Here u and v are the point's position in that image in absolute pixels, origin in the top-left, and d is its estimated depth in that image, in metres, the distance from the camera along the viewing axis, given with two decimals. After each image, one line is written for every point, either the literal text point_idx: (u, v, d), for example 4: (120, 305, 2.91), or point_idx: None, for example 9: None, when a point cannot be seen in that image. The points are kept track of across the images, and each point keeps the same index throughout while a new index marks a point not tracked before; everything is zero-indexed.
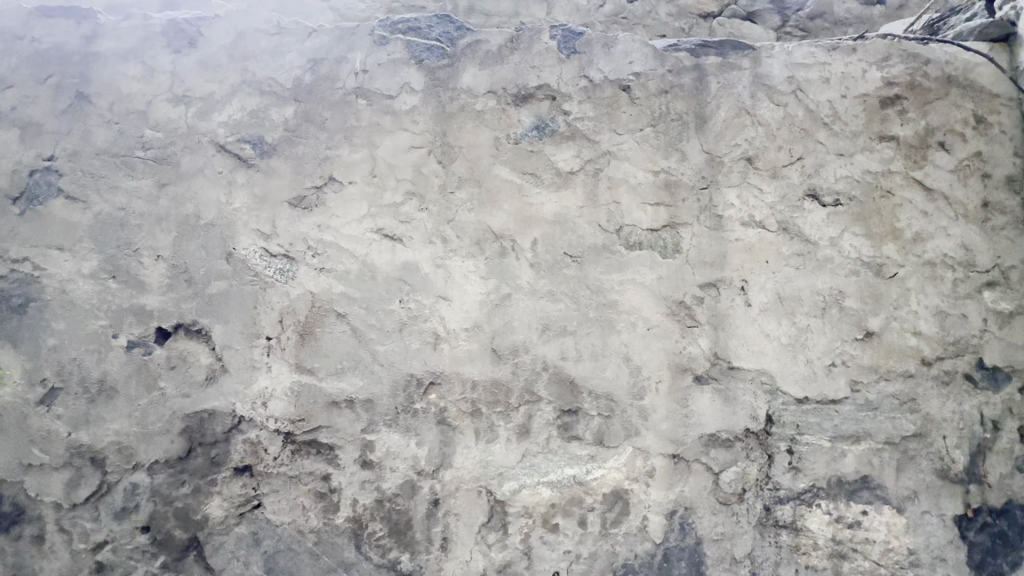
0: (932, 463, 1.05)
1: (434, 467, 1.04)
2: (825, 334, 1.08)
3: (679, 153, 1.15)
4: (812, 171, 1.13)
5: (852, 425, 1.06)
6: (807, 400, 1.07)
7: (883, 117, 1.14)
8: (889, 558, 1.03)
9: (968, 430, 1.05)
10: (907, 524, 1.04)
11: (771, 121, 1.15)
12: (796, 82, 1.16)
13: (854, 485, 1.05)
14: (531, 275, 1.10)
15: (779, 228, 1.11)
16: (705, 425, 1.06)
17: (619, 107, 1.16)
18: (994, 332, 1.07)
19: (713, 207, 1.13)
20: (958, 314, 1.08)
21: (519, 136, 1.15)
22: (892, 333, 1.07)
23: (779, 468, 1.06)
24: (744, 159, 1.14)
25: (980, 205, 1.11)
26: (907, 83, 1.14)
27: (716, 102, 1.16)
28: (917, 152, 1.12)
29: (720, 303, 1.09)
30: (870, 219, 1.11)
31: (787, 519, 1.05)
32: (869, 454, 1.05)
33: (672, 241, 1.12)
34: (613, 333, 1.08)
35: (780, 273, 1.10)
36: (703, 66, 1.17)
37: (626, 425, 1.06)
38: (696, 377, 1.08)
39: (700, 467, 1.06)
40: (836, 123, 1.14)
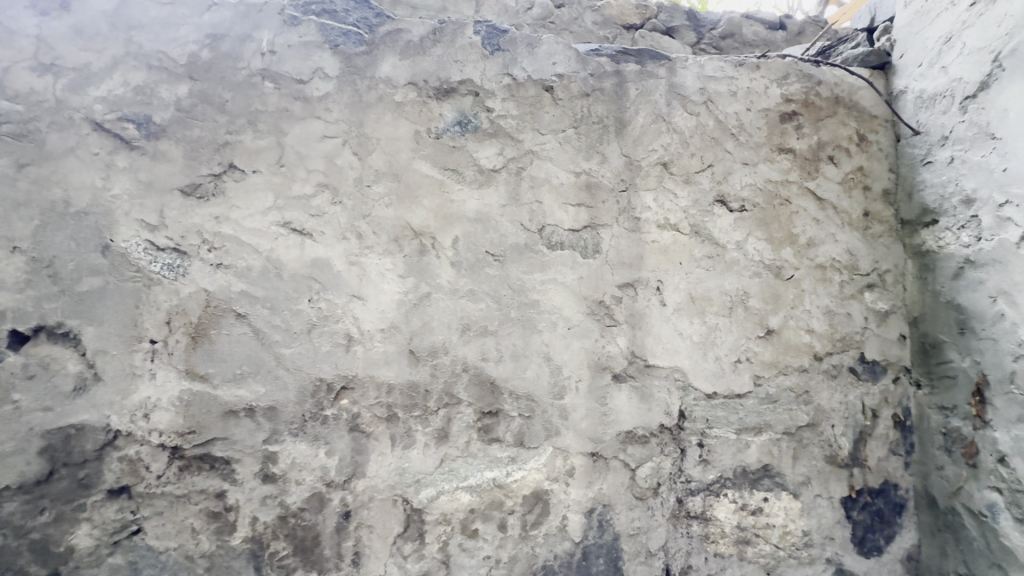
0: (823, 451, 1.14)
1: (346, 477, 0.97)
2: (731, 332, 1.14)
3: (599, 155, 1.17)
4: (721, 178, 1.19)
5: (755, 417, 1.13)
6: (716, 395, 1.12)
7: (782, 130, 1.23)
8: (786, 541, 1.11)
9: (852, 418, 1.15)
10: (802, 507, 1.12)
11: (684, 129, 1.20)
12: (707, 94, 1.22)
13: (756, 474, 1.12)
14: (452, 273, 1.06)
15: (691, 231, 1.17)
16: (622, 423, 1.08)
17: (542, 107, 1.16)
18: (872, 329, 1.18)
19: (631, 210, 1.16)
20: (844, 313, 1.18)
21: (440, 131, 1.12)
22: (789, 331, 1.16)
23: (690, 461, 1.10)
24: (660, 164, 1.18)
25: (861, 214, 1.22)
26: (803, 101, 1.24)
27: (635, 108, 1.20)
28: (810, 164, 1.22)
29: (637, 303, 1.12)
30: (771, 224, 1.19)
31: (697, 510, 1.10)
32: (769, 444, 1.12)
33: (592, 242, 1.13)
34: (534, 333, 1.07)
35: (692, 274, 1.15)
36: (623, 72, 1.20)
37: (546, 424, 1.06)
38: (614, 375, 1.10)
39: (618, 464, 1.08)
40: (742, 134, 1.21)
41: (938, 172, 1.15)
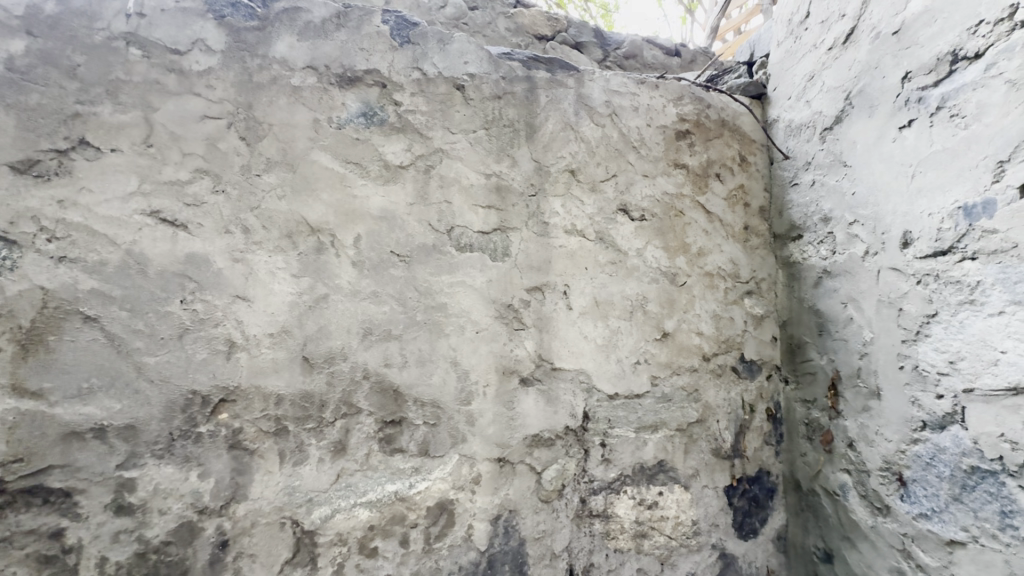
0: (710, 444, 1.23)
1: (224, 500, 0.86)
2: (632, 335, 1.19)
3: (510, 158, 1.17)
4: (624, 188, 1.25)
5: (652, 415, 1.19)
6: (617, 395, 1.17)
7: (678, 146, 1.32)
8: (678, 531, 1.18)
9: (733, 413, 1.26)
10: (692, 498, 1.20)
11: (591, 138, 1.24)
12: (612, 107, 1.27)
13: (652, 470, 1.18)
14: (353, 274, 0.99)
15: (597, 237, 1.21)
16: (529, 427, 1.08)
17: (453, 106, 1.13)
18: (750, 332, 1.31)
19: (540, 214, 1.17)
20: (727, 317, 1.29)
21: (343, 121, 1.04)
22: (682, 333, 1.24)
23: (593, 461, 1.13)
24: (568, 171, 1.21)
25: (742, 227, 1.35)
26: (695, 121, 1.34)
27: (545, 115, 1.21)
28: (701, 180, 1.32)
29: (545, 307, 1.13)
30: (667, 234, 1.27)
31: (599, 509, 1.13)
32: (664, 440, 1.19)
33: (502, 245, 1.13)
34: (440, 337, 1.04)
35: (597, 279, 1.19)
36: (534, 79, 1.22)
37: (452, 432, 1.02)
38: (522, 379, 1.09)
39: (524, 468, 1.07)
40: (643, 147, 1.28)
41: (803, 193, 1.29)
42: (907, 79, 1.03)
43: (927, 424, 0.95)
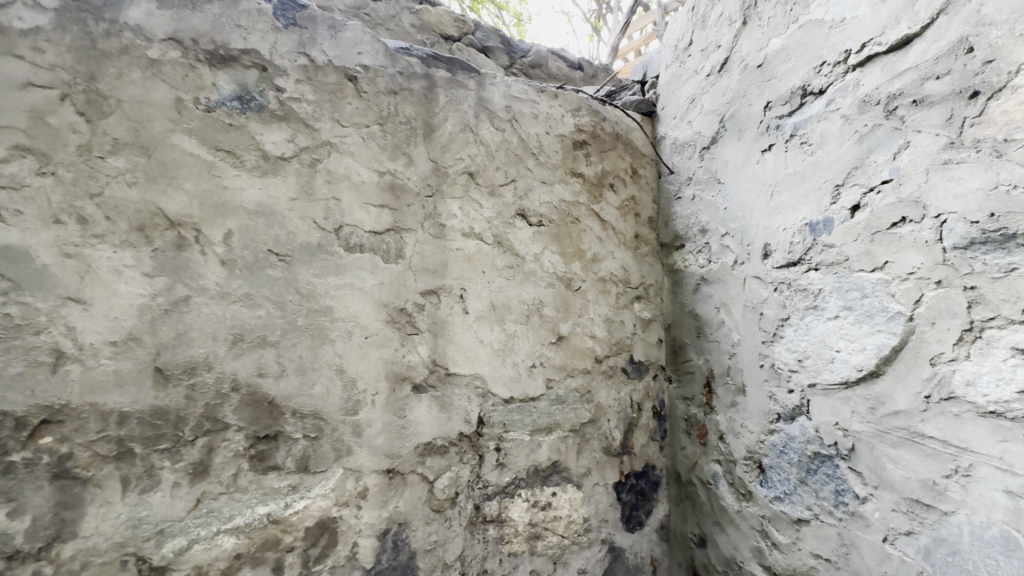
0: (601, 443, 1.28)
1: (44, 541, 0.72)
2: (528, 338, 1.21)
3: (406, 157, 1.13)
4: (523, 194, 1.26)
5: (546, 418, 1.21)
6: (513, 399, 1.17)
7: (575, 156, 1.36)
8: (570, 529, 1.21)
9: (623, 412, 1.32)
10: (584, 497, 1.24)
11: (490, 142, 1.24)
12: (512, 112, 1.28)
13: (546, 471, 1.20)
14: (222, 274, 0.89)
15: (495, 241, 1.20)
16: (421, 435, 1.05)
17: (344, 97, 1.07)
18: (639, 335, 1.39)
19: (437, 216, 1.14)
20: (618, 321, 1.35)
21: (213, 103, 0.94)
22: (577, 337, 1.28)
23: (487, 467, 1.12)
24: (466, 173, 1.20)
25: (633, 236, 1.43)
26: (591, 133, 1.40)
27: (444, 115, 1.19)
28: (596, 189, 1.38)
29: (440, 311, 1.11)
30: (563, 240, 1.30)
31: (493, 514, 1.12)
32: (558, 442, 1.22)
33: (395, 246, 1.08)
34: (324, 343, 0.96)
35: (494, 283, 1.18)
36: (433, 77, 1.19)
37: (336, 444, 0.96)
38: (414, 386, 1.06)
39: (415, 478, 1.04)
40: (541, 154, 1.31)
41: (685, 206, 1.39)
42: (768, 108, 1.14)
43: (780, 416, 1.05)
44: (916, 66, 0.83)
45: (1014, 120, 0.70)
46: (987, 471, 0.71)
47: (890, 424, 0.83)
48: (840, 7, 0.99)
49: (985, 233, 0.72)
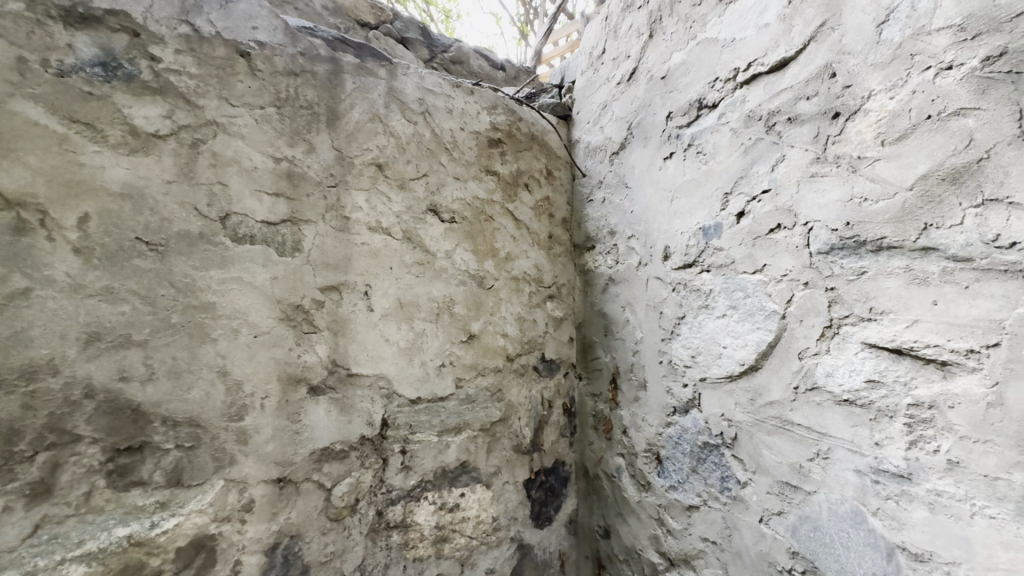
0: (511, 441, 1.28)
1: None
2: (437, 337, 1.18)
3: (306, 144, 1.06)
4: (435, 189, 1.23)
5: (455, 418, 1.19)
6: (420, 400, 1.14)
7: (489, 154, 1.35)
8: (479, 529, 1.20)
9: (533, 410, 1.34)
10: (493, 496, 1.23)
11: (401, 134, 1.20)
12: (425, 105, 1.25)
13: (454, 472, 1.18)
14: (75, 264, 0.78)
15: (404, 236, 1.16)
16: (318, 440, 0.99)
17: (235, 74, 0.98)
18: (550, 333, 1.41)
19: (340, 208, 1.08)
20: (530, 319, 1.36)
21: (67, 68, 0.82)
22: (488, 335, 1.27)
23: (391, 471, 1.08)
24: (374, 165, 1.15)
25: (547, 236, 1.45)
26: (506, 131, 1.40)
27: (350, 102, 1.13)
28: (510, 188, 1.38)
29: (342, 308, 1.05)
30: (476, 237, 1.29)
31: (397, 519, 1.08)
32: (467, 441, 1.20)
33: (292, 238, 1.01)
34: (204, 343, 0.88)
35: (402, 280, 1.14)
36: (339, 61, 1.13)
37: (216, 454, 0.87)
38: (311, 388, 0.99)
39: (310, 486, 0.97)
40: (455, 150, 1.28)
41: (596, 208, 1.44)
42: (669, 118, 1.20)
43: (676, 409, 1.11)
44: (791, 87, 0.91)
45: (866, 139, 0.78)
46: (842, 453, 0.78)
47: (766, 414, 0.91)
48: (730, 27, 1.06)
49: (843, 240, 0.80)
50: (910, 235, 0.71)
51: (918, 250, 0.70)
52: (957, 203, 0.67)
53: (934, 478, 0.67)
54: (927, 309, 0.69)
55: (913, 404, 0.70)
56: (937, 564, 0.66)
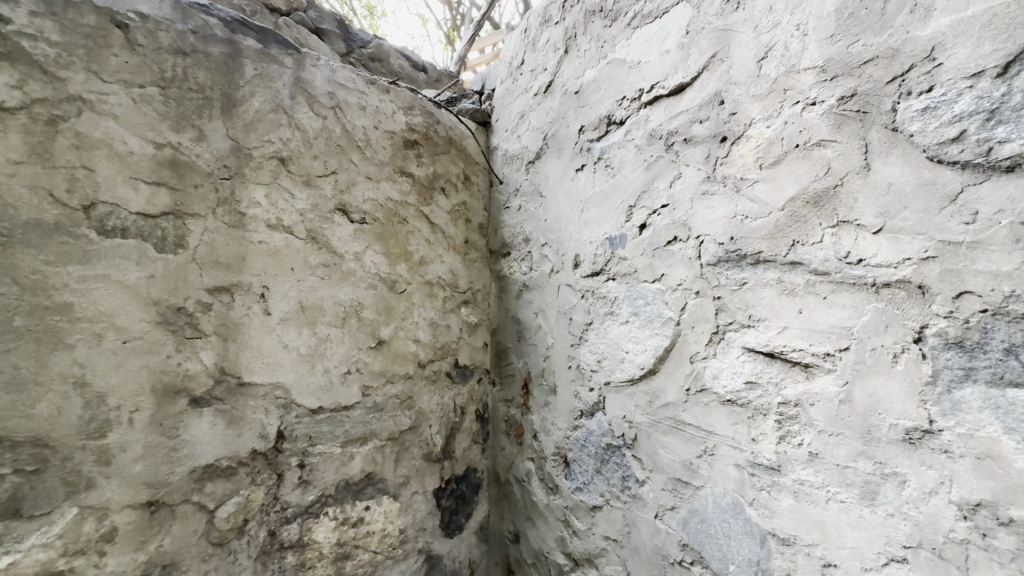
0: (421, 449, 1.25)
1: None
2: (343, 343, 1.12)
3: (195, 130, 0.96)
4: (344, 187, 1.18)
5: (360, 427, 1.13)
6: (321, 410, 1.07)
7: (405, 155, 1.32)
8: (384, 544, 1.15)
9: (445, 417, 1.31)
10: (401, 507, 1.19)
11: (308, 128, 1.13)
12: (336, 99, 1.19)
13: (359, 485, 1.12)
14: None
15: (308, 236, 1.10)
16: (199, 456, 0.90)
17: (109, 47, 0.87)
18: (464, 338, 1.40)
19: (234, 202, 1.00)
20: (444, 325, 1.34)
21: None
22: (398, 341, 1.23)
23: (287, 486, 1.01)
24: (276, 159, 1.07)
25: (463, 241, 1.44)
26: (423, 133, 1.37)
27: (250, 89, 1.05)
28: (426, 191, 1.36)
29: (234, 311, 0.96)
30: (388, 240, 1.25)
31: (292, 539, 1.01)
32: (373, 452, 1.15)
33: (175, 234, 0.91)
34: (56, 349, 0.76)
35: (304, 282, 1.08)
36: (238, 44, 1.04)
37: (69, 477, 0.76)
38: (193, 399, 0.90)
39: (189, 508, 0.88)
40: (367, 148, 1.24)
41: (513, 215, 1.46)
42: (582, 131, 1.25)
43: (583, 412, 1.15)
44: (687, 110, 0.98)
45: (747, 162, 0.86)
46: (725, 449, 0.85)
47: (662, 415, 0.96)
48: (636, 50, 1.12)
49: (727, 253, 0.87)
50: (781, 251, 0.79)
51: (788, 264, 0.78)
52: (818, 223, 0.75)
53: (798, 468, 0.74)
54: (794, 316, 0.77)
55: (782, 403, 0.77)
56: (799, 547, 0.73)
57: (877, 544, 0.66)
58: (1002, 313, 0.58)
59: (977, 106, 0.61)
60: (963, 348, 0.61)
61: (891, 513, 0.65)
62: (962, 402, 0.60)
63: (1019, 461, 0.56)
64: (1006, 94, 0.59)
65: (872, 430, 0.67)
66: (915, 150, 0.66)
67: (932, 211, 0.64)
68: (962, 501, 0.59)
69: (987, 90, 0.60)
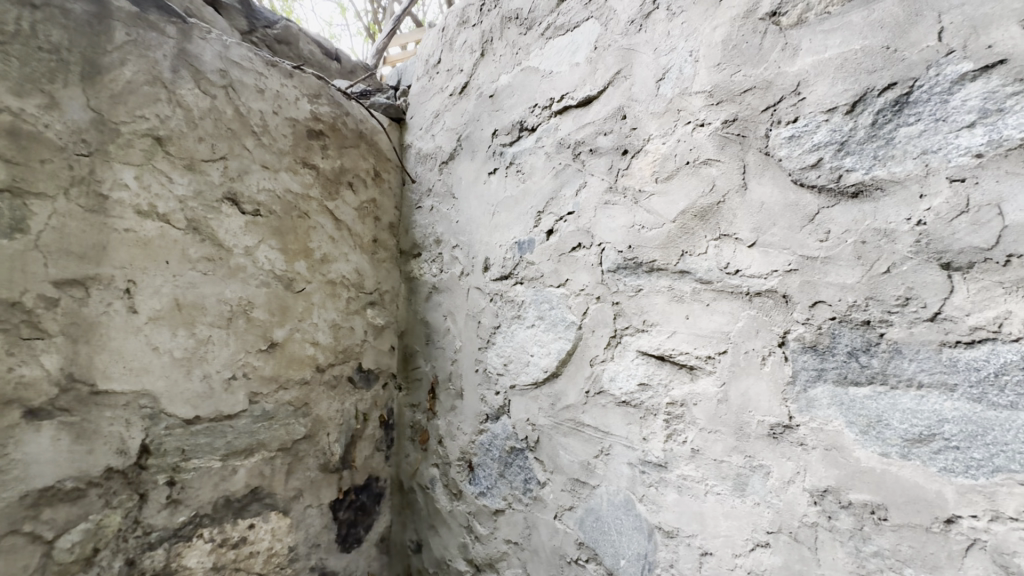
0: (317, 459, 1.17)
1: None
2: (228, 346, 1.02)
3: (45, 97, 0.83)
4: (235, 175, 1.08)
5: (246, 438, 1.03)
6: (198, 420, 0.96)
7: (308, 145, 1.24)
8: (270, 564, 1.06)
9: (346, 424, 1.24)
10: (291, 523, 1.11)
11: (193, 107, 1.02)
12: (229, 79, 1.09)
13: (242, 501, 1.02)
14: None
15: (189, 226, 0.99)
16: (36, 478, 0.77)
17: None
18: (369, 342, 1.34)
19: (95, 184, 0.87)
20: (347, 327, 1.27)
21: None
22: (294, 344, 1.14)
23: (152, 508, 0.89)
24: (151, 137, 0.95)
25: (371, 239, 1.38)
26: (330, 124, 1.30)
27: (120, 56, 0.92)
28: (331, 185, 1.28)
29: (89, 308, 0.84)
30: (286, 235, 1.16)
31: (157, 566, 0.90)
32: (260, 464, 1.06)
33: (12, 216, 0.78)
34: None
35: (183, 277, 0.96)
36: (107, 5, 0.92)
37: None
38: (30, 410, 0.77)
39: (19, 540, 0.75)
40: (265, 135, 1.14)
41: (425, 216, 1.42)
42: (495, 135, 1.25)
43: (489, 416, 1.14)
44: (593, 122, 1.01)
45: (644, 176, 0.91)
46: (619, 448, 0.88)
47: (563, 417, 0.98)
48: (548, 60, 1.15)
49: (626, 261, 0.91)
50: (672, 260, 0.84)
51: (677, 272, 0.84)
52: (703, 235, 0.81)
53: (682, 464, 0.79)
54: (681, 322, 0.82)
55: (670, 403, 0.82)
56: (681, 538, 0.78)
57: (745, 531, 0.72)
58: (846, 320, 0.66)
59: (831, 138, 0.69)
60: (816, 351, 0.68)
61: (758, 502, 0.71)
62: (814, 400, 0.68)
63: (856, 450, 0.63)
64: (853, 129, 0.68)
65: (743, 426, 0.73)
66: (783, 173, 0.74)
67: (795, 229, 0.71)
68: (813, 488, 0.66)
69: (839, 124, 0.69)
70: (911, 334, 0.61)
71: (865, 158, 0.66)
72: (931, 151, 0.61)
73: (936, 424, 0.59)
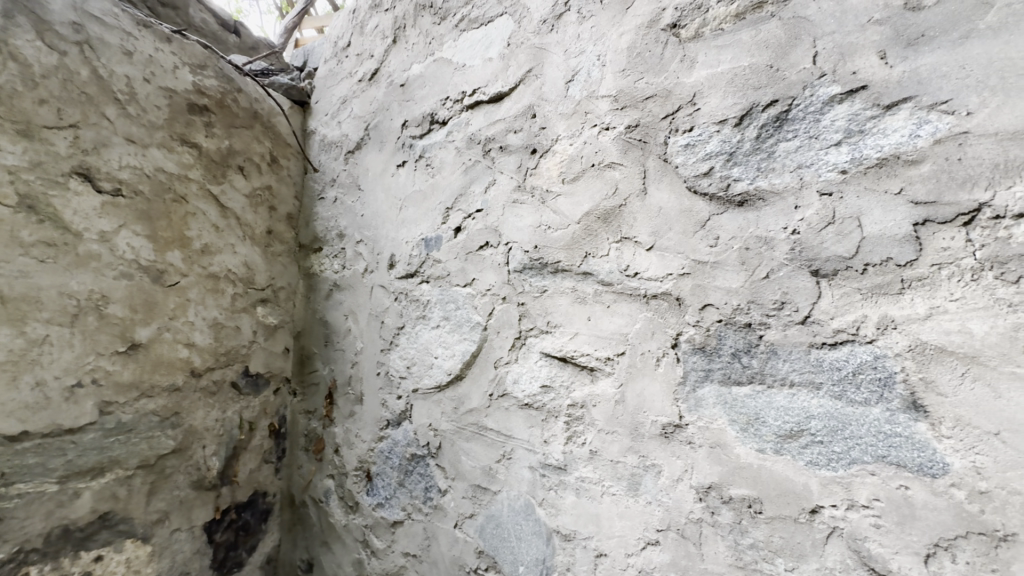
0: (189, 476, 1.03)
1: None
2: (72, 347, 0.86)
3: None
4: (89, 148, 0.92)
5: (94, 456, 0.88)
6: (26, 437, 0.80)
7: (188, 121, 1.09)
8: None
9: (227, 435, 1.11)
10: (153, 551, 0.96)
11: (32, 63, 0.86)
12: (85, 34, 0.94)
13: (87, 530, 0.87)
14: None
15: (21, 203, 0.82)
16: None
17: None
18: (259, 343, 1.21)
19: None
20: (231, 327, 1.14)
21: None
22: (162, 345, 1.00)
23: None
24: None
25: (264, 230, 1.26)
26: (216, 100, 1.16)
27: None
28: (216, 168, 1.14)
29: None
30: (156, 220, 1.01)
31: None
32: (113, 485, 0.91)
33: None
34: None
35: (9, 264, 0.80)
36: None
37: None
38: None
39: None
40: (131, 104, 0.99)
41: (327, 208, 1.32)
42: (405, 126, 1.19)
43: (389, 422, 1.08)
44: (504, 118, 0.99)
45: (551, 176, 0.90)
46: (521, 452, 0.87)
47: (466, 421, 0.95)
48: (462, 53, 1.11)
49: (532, 261, 0.90)
50: (576, 261, 0.84)
51: (581, 274, 0.84)
52: (606, 237, 0.82)
53: (581, 467, 0.79)
54: (583, 323, 0.82)
55: (571, 405, 0.82)
56: (578, 541, 0.78)
57: (637, 530, 0.73)
58: (731, 322, 0.69)
59: (722, 148, 0.73)
60: (704, 352, 0.71)
61: (650, 501, 0.72)
62: (702, 400, 0.70)
63: (737, 447, 0.66)
64: (740, 142, 0.71)
65: (638, 426, 0.74)
66: (679, 180, 0.76)
67: (689, 234, 0.74)
68: (698, 485, 0.68)
69: (729, 136, 0.72)
70: (785, 336, 0.65)
71: (750, 169, 0.70)
72: (805, 165, 0.66)
73: (804, 420, 0.63)
